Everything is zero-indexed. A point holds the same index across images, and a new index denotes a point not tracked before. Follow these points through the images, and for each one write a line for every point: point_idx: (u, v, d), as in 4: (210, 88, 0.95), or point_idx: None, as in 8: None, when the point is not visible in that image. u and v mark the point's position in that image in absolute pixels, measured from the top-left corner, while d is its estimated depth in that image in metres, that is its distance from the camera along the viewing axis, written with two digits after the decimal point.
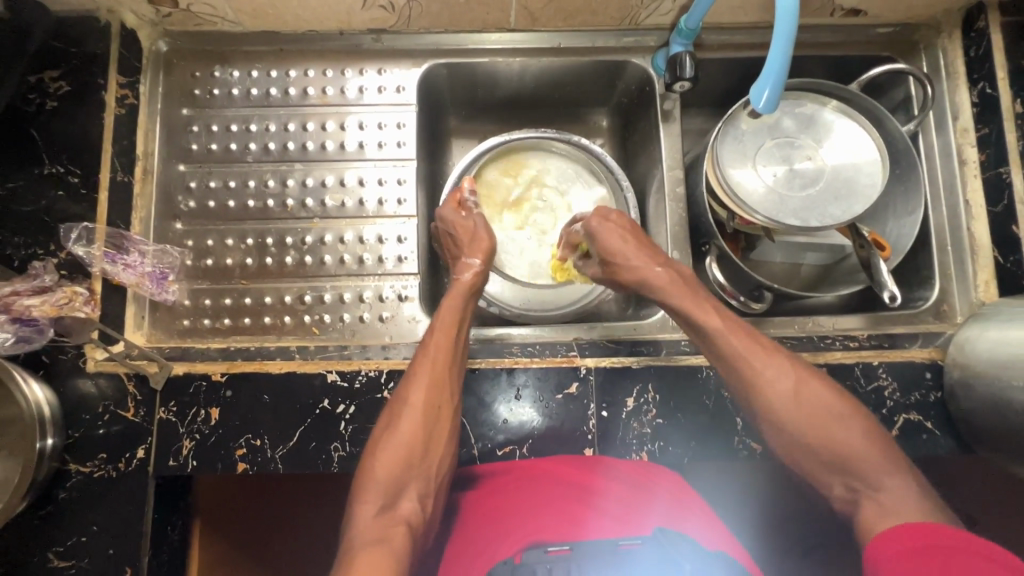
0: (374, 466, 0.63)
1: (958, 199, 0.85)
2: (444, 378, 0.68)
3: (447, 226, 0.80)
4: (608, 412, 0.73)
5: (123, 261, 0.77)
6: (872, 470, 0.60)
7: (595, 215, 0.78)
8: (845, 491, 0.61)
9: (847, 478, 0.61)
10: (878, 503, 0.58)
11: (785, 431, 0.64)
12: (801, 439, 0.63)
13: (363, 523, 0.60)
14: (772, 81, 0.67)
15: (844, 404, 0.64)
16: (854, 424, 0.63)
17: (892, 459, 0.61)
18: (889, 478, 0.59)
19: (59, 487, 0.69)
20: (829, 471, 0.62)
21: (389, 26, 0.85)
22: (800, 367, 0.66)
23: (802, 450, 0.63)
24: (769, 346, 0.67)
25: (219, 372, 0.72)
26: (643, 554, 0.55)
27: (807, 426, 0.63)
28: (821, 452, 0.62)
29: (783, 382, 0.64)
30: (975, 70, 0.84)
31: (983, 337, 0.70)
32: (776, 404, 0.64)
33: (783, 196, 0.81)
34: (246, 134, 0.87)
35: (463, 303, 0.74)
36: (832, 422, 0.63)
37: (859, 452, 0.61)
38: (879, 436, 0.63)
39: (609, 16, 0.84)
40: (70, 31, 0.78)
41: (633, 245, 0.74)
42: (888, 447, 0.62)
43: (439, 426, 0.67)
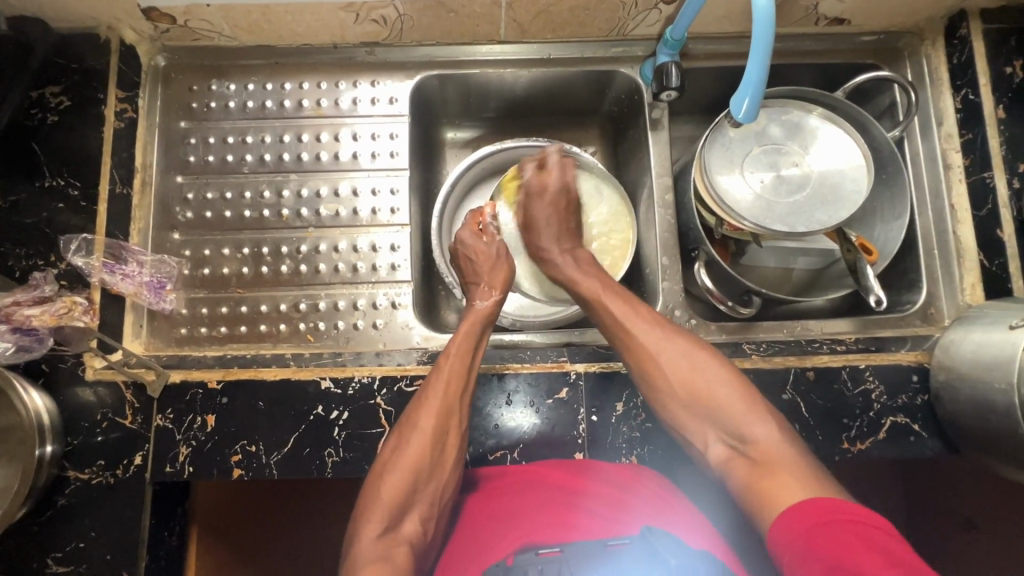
0: (380, 487, 0.64)
1: (944, 204, 0.86)
2: (457, 404, 0.69)
3: (467, 249, 0.82)
4: (598, 416, 0.74)
5: (121, 271, 0.79)
6: (741, 422, 0.64)
7: (539, 179, 0.83)
8: (720, 445, 0.65)
9: (722, 432, 0.65)
10: (749, 457, 0.62)
11: (661, 392, 0.68)
12: (677, 399, 0.67)
13: (364, 543, 0.60)
14: (751, 91, 0.68)
15: (714, 362, 0.68)
16: (723, 380, 0.67)
17: (757, 410, 0.65)
18: (757, 427, 0.63)
19: (58, 494, 0.70)
20: (703, 426, 0.66)
21: (382, 40, 0.87)
22: (670, 329, 0.71)
23: (679, 410, 0.68)
24: (644, 310, 0.73)
25: (215, 380, 0.74)
26: (632, 552, 0.55)
27: (680, 386, 0.67)
28: (693, 406, 0.67)
29: (656, 347, 0.69)
30: (958, 77, 0.85)
31: (967, 339, 0.71)
32: (654, 367, 0.69)
33: (770, 202, 0.83)
34: (243, 145, 0.88)
35: (478, 330, 0.75)
36: (704, 379, 0.67)
37: (728, 406, 0.65)
38: (748, 388, 0.67)
39: (597, 28, 0.86)
40: (71, 47, 0.81)
41: (550, 227, 0.82)
42: (755, 398, 0.66)
43: (448, 450, 0.67)
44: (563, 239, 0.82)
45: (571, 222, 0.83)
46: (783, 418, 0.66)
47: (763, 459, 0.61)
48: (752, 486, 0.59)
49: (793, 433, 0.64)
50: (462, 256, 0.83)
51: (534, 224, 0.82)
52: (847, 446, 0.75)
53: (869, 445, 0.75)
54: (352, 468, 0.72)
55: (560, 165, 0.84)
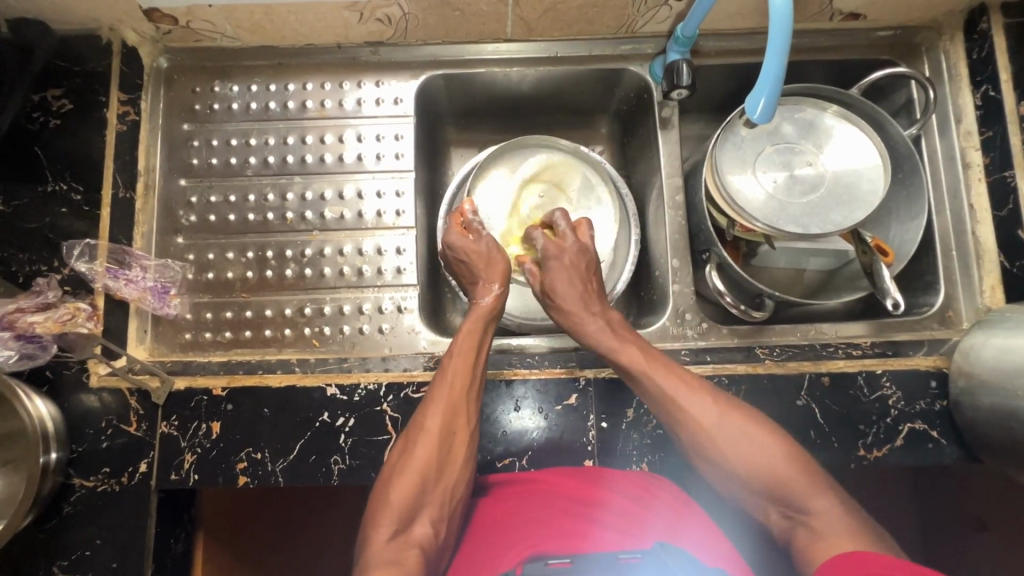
0: (390, 489, 0.63)
1: (962, 204, 0.84)
2: (462, 403, 0.68)
3: (457, 252, 0.80)
4: (608, 423, 0.73)
5: (124, 277, 0.78)
6: (801, 494, 0.61)
7: (554, 242, 0.79)
8: (778, 517, 0.62)
9: (779, 503, 0.62)
10: (810, 529, 0.59)
11: (714, 464, 0.65)
12: (731, 469, 0.64)
13: (375, 545, 0.60)
14: (768, 89, 0.66)
15: (767, 431, 0.65)
16: (778, 450, 0.63)
17: (817, 482, 0.61)
18: (819, 502, 0.60)
19: (64, 502, 0.70)
20: (760, 499, 0.63)
21: (387, 39, 0.86)
22: (719, 398, 0.67)
23: (736, 482, 0.64)
24: (692, 382, 0.68)
25: (220, 386, 0.73)
26: (644, 567, 0.54)
27: (735, 459, 0.64)
28: (749, 480, 0.63)
29: (706, 417, 0.65)
30: (978, 72, 0.82)
31: (988, 345, 0.69)
32: (706, 438, 0.65)
33: (783, 203, 0.81)
34: (246, 148, 0.87)
35: (482, 327, 0.74)
36: (760, 451, 0.63)
37: (788, 477, 0.62)
38: (804, 459, 0.63)
39: (605, 25, 0.84)
40: (73, 50, 0.80)
41: (573, 289, 0.76)
42: (813, 469, 0.63)
43: (455, 448, 0.66)
44: (590, 300, 0.76)
45: (596, 287, 0.77)
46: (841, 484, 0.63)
47: (824, 532, 0.58)
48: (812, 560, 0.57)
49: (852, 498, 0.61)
50: (454, 260, 0.81)
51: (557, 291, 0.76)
52: (864, 453, 0.73)
53: (886, 452, 0.73)
54: (359, 475, 0.71)
55: (570, 226, 0.80)
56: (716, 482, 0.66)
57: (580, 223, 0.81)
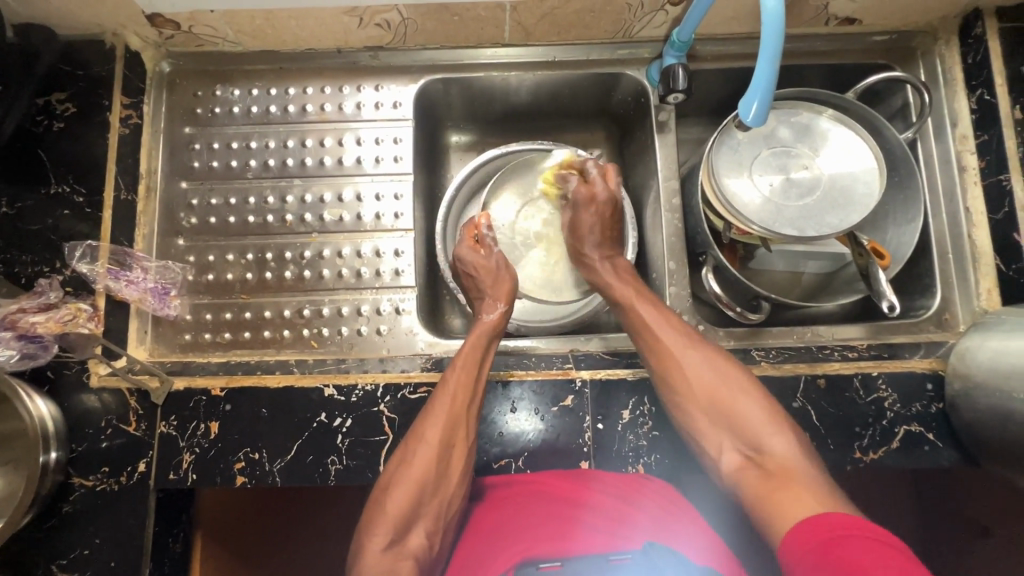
0: (387, 499, 0.64)
1: (958, 207, 0.84)
2: (464, 418, 0.68)
3: (467, 265, 0.82)
4: (603, 425, 0.73)
5: (125, 278, 0.78)
6: (761, 433, 0.65)
7: (584, 188, 0.82)
8: (735, 454, 0.66)
9: (737, 441, 0.66)
10: (765, 469, 0.62)
11: (682, 397, 0.69)
12: (698, 403, 0.68)
13: (370, 557, 0.60)
14: (760, 93, 0.67)
15: (734, 369, 0.69)
16: (745, 390, 0.68)
17: (777, 422, 0.65)
18: (776, 441, 0.64)
19: (63, 501, 0.70)
20: (721, 435, 0.67)
21: (386, 44, 0.87)
22: (697, 337, 0.72)
23: (701, 418, 0.68)
24: (673, 317, 0.74)
25: (219, 386, 0.73)
26: (633, 566, 0.55)
27: (701, 389, 0.68)
28: (714, 413, 0.68)
29: (682, 349, 0.71)
30: (973, 76, 0.83)
31: (984, 347, 0.69)
32: (678, 372, 0.70)
33: (779, 205, 0.81)
34: (247, 151, 0.88)
35: (484, 343, 0.74)
36: (726, 388, 0.68)
37: (750, 415, 0.66)
38: (767, 398, 0.67)
39: (602, 30, 0.85)
40: (78, 54, 0.81)
41: (596, 235, 0.81)
42: (774, 411, 0.67)
43: (453, 463, 0.67)
44: (603, 243, 0.82)
45: (614, 230, 0.83)
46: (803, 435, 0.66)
47: (778, 470, 0.61)
48: (764, 497, 0.60)
49: (812, 449, 0.64)
50: (464, 274, 0.83)
51: (579, 230, 0.82)
52: (860, 455, 0.73)
53: (882, 455, 0.73)
54: (356, 476, 0.71)
55: (601, 174, 0.84)
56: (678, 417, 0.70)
57: (608, 172, 0.84)
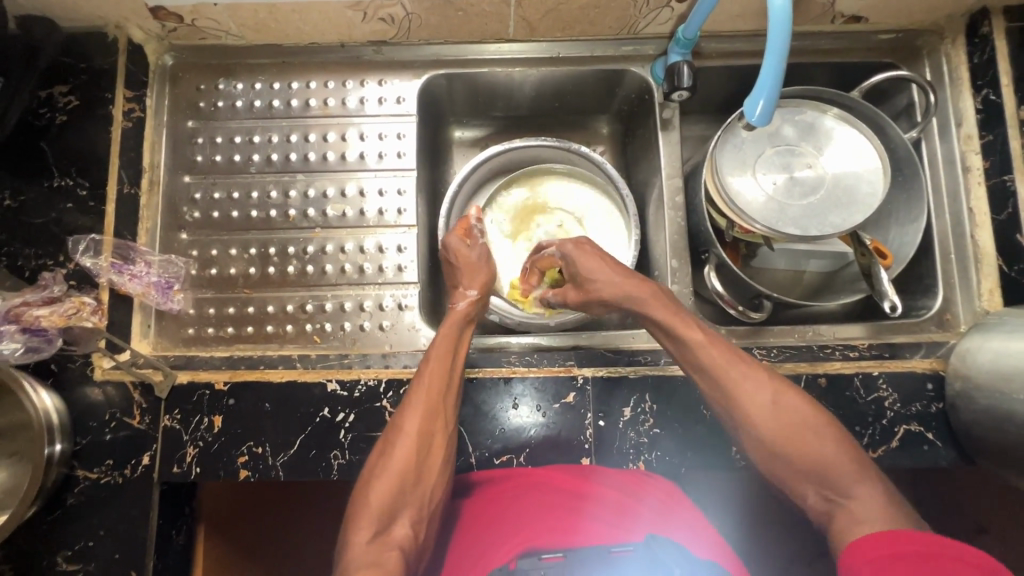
0: (370, 494, 0.64)
1: (961, 207, 0.84)
2: (439, 406, 0.69)
3: (450, 253, 0.82)
4: (605, 422, 0.74)
5: (129, 272, 0.79)
6: (845, 479, 0.60)
7: (570, 242, 0.80)
8: (818, 501, 0.62)
9: (821, 487, 0.62)
10: (849, 511, 0.58)
11: (759, 443, 0.65)
12: (773, 445, 0.64)
13: (356, 548, 0.60)
14: (767, 92, 0.66)
15: (812, 413, 0.65)
16: (824, 434, 0.64)
17: (865, 470, 0.61)
18: (863, 489, 0.59)
19: (68, 493, 0.71)
20: (803, 482, 0.63)
21: (390, 38, 0.86)
22: (773, 378, 0.67)
23: (775, 458, 0.64)
24: (744, 358, 0.68)
25: (222, 381, 0.74)
26: (635, 560, 0.55)
27: (780, 435, 0.64)
28: (795, 460, 0.63)
29: (757, 393, 0.66)
30: (979, 76, 0.82)
31: (984, 348, 0.69)
32: (752, 414, 0.65)
33: (783, 204, 0.81)
34: (250, 145, 0.88)
35: (456, 333, 0.75)
36: (803, 431, 0.64)
37: (831, 462, 0.62)
38: (850, 443, 0.63)
39: (607, 26, 0.84)
40: (80, 47, 0.80)
41: (607, 274, 0.76)
42: (857, 456, 0.62)
43: (432, 452, 0.67)
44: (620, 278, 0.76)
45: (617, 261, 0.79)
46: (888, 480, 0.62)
47: (863, 517, 0.57)
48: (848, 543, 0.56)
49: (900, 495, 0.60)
50: (446, 261, 0.83)
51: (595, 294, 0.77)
52: None
53: (881, 454, 0.74)
54: (358, 470, 0.72)
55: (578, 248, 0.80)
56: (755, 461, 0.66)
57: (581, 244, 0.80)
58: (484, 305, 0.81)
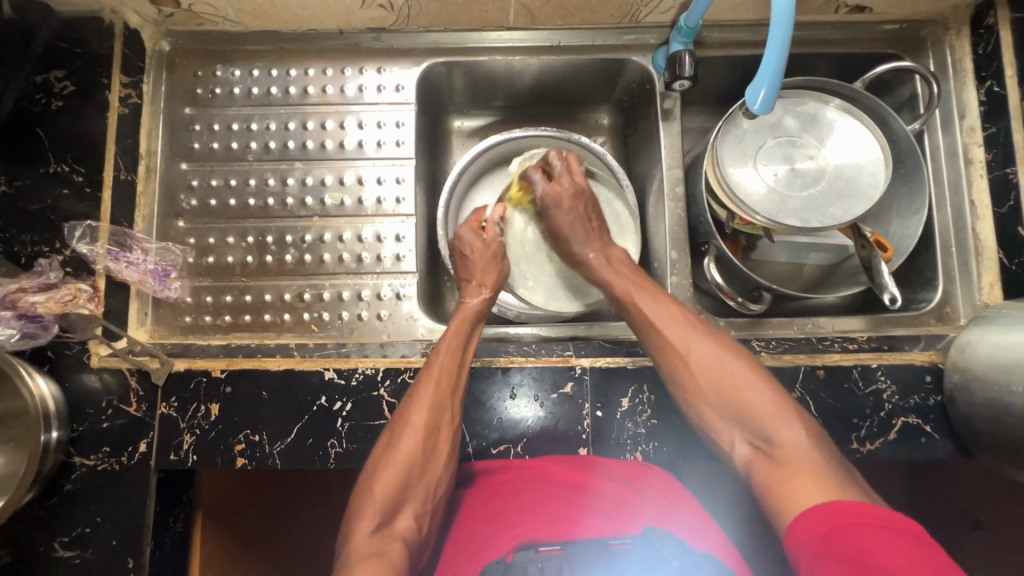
0: (375, 486, 0.64)
1: (963, 199, 0.84)
2: (449, 399, 0.69)
3: (463, 245, 0.81)
4: (603, 412, 0.73)
5: (125, 259, 0.78)
6: (770, 426, 0.61)
7: (552, 188, 0.82)
8: (745, 447, 0.63)
9: (747, 433, 0.63)
10: (773, 459, 0.59)
11: (688, 392, 0.67)
12: (702, 396, 0.66)
13: (358, 539, 0.60)
14: (769, 81, 0.66)
15: (742, 361, 0.66)
16: (752, 382, 0.64)
17: (790, 415, 0.62)
18: (784, 433, 0.60)
19: (64, 479, 0.71)
20: (729, 427, 0.64)
21: (389, 25, 0.85)
22: (704, 329, 0.69)
23: (703, 406, 0.66)
24: (676, 310, 0.71)
25: (219, 368, 0.73)
26: (634, 551, 0.55)
27: (707, 382, 0.66)
28: (722, 407, 0.64)
29: (687, 342, 0.68)
30: (983, 68, 0.82)
31: (984, 340, 0.69)
32: (682, 362, 0.67)
33: (783, 196, 0.81)
34: (248, 133, 0.88)
35: (467, 329, 0.74)
36: (730, 378, 0.65)
37: (757, 407, 0.63)
38: (778, 390, 0.64)
39: (609, 14, 0.84)
40: (76, 31, 0.80)
41: (579, 228, 0.81)
42: (785, 402, 0.63)
43: (439, 447, 0.67)
44: (592, 239, 0.81)
45: (595, 219, 0.82)
46: (820, 429, 0.62)
47: (785, 461, 0.58)
48: (770, 487, 0.57)
49: (828, 443, 0.60)
50: (458, 251, 0.82)
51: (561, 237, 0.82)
52: (857, 446, 0.74)
53: (879, 446, 0.74)
54: (355, 459, 0.72)
55: (566, 167, 0.83)
56: (687, 411, 0.68)
57: (569, 159, 0.84)
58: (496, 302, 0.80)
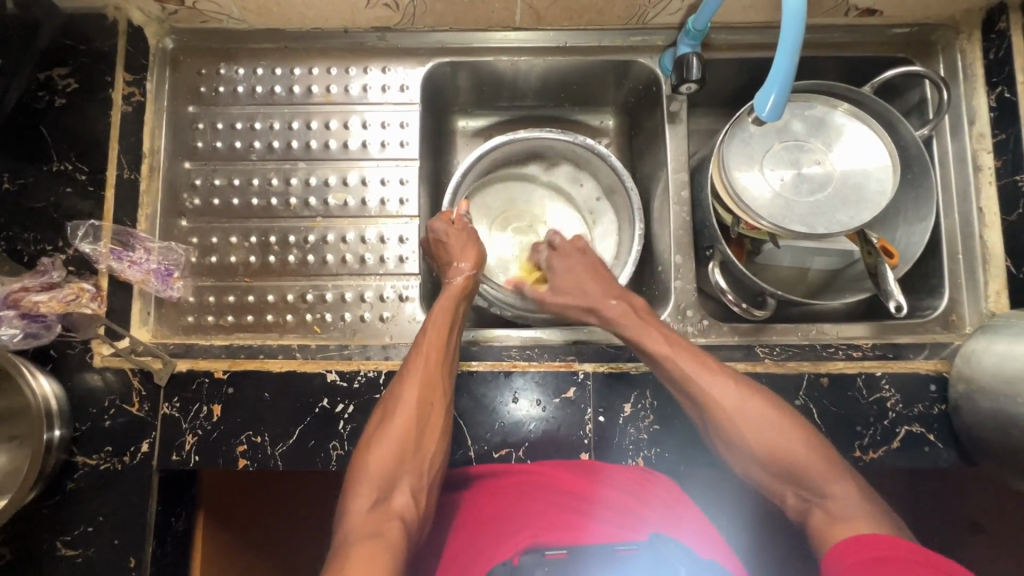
0: (369, 461, 0.64)
1: (971, 206, 0.83)
2: (439, 376, 0.70)
3: (437, 236, 0.81)
4: (605, 417, 0.73)
5: (128, 258, 0.78)
6: (819, 478, 0.61)
7: (556, 253, 0.83)
8: (796, 500, 0.62)
9: (799, 487, 0.62)
10: (827, 513, 0.59)
11: (734, 447, 0.65)
12: (749, 453, 0.64)
13: (357, 516, 0.60)
14: (779, 85, 0.65)
15: (783, 415, 0.64)
16: (792, 431, 0.63)
17: (836, 467, 0.62)
18: (836, 487, 0.60)
19: (67, 478, 0.71)
20: (779, 483, 0.63)
21: (395, 25, 0.85)
22: (742, 382, 0.66)
23: (750, 463, 0.64)
24: (713, 365, 0.67)
25: (222, 369, 0.73)
26: (640, 559, 0.57)
27: (754, 442, 0.63)
28: (770, 465, 0.63)
29: (728, 400, 0.65)
30: (994, 73, 0.81)
31: (990, 350, 0.69)
32: (726, 420, 0.65)
33: (790, 201, 0.80)
34: (251, 132, 0.87)
35: (454, 307, 0.76)
36: (776, 435, 0.63)
37: (808, 463, 0.61)
38: (819, 440, 0.64)
39: (616, 16, 0.83)
40: (80, 28, 0.79)
41: (592, 284, 0.78)
42: (827, 452, 0.63)
43: (431, 424, 0.68)
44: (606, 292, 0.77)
45: (607, 277, 0.80)
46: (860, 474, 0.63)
47: (842, 517, 0.58)
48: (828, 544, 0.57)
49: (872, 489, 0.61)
50: (432, 242, 0.82)
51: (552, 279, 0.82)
52: (860, 455, 0.73)
53: (881, 454, 0.73)
54: None
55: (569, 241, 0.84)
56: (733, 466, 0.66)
57: (579, 236, 0.85)
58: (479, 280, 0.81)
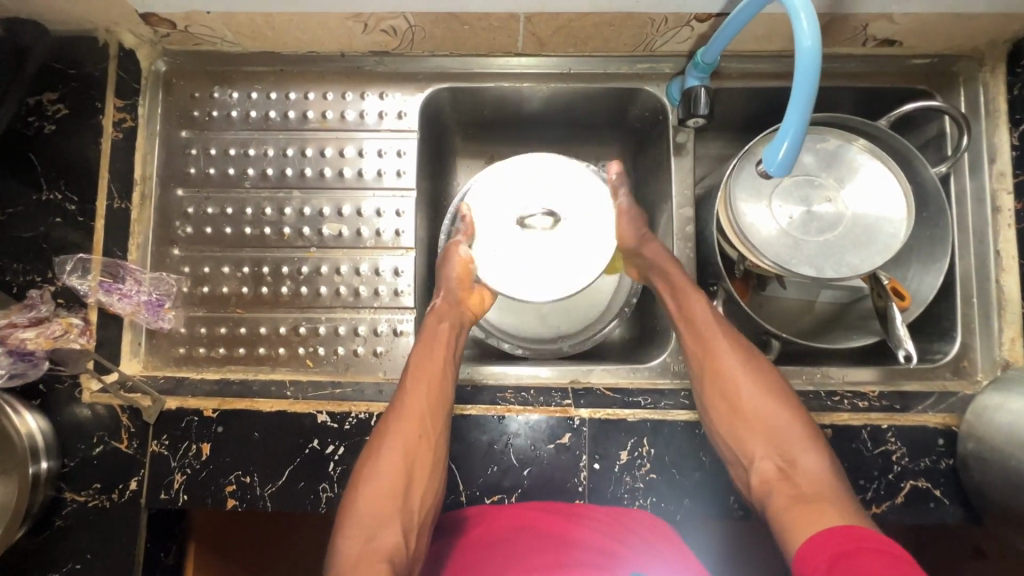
0: (359, 499, 0.65)
1: (988, 249, 0.80)
2: (424, 410, 0.69)
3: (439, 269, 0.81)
4: (600, 465, 0.72)
5: (118, 291, 0.77)
6: (793, 443, 0.67)
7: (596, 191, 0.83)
8: (767, 467, 0.67)
9: (774, 453, 0.67)
10: (795, 480, 0.64)
11: (723, 404, 0.71)
12: (741, 410, 0.70)
13: (348, 558, 0.61)
14: (791, 136, 0.61)
15: (777, 386, 0.71)
16: (784, 400, 0.70)
17: (814, 441, 0.67)
18: (805, 454, 0.66)
19: (55, 515, 0.70)
20: (756, 445, 0.68)
21: (393, 49, 0.82)
22: (745, 348, 0.73)
23: (738, 421, 0.69)
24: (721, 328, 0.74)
25: (210, 408, 0.72)
26: None
27: (747, 398, 0.70)
28: (755, 423, 0.69)
29: (728, 358, 0.72)
30: (1018, 110, 0.77)
31: (1004, 408, 0.66)
32: (724, 374, 0.72)
33: (798, 240, 0.77)
34: (245, 158, 0.85)
35: (437, 335, 0.75)
36: (766, 398, 0.70)
37: (786, 429, 0.68)
38: (804, 416, 0.69)
39: (622, 44, 0.79)
40: (70, 51, 0.77)
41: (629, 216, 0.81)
42: (810, 429, 0.68)
43: (420, 460, 0.67)
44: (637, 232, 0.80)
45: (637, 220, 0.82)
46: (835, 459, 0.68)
47: (809, 488, 0.63)
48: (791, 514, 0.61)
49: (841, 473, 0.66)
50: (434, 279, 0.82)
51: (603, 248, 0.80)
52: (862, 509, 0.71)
53: (885, 509, 0.71)
54: None
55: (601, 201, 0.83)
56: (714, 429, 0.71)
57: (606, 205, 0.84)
58: (463, 311, 0.79)
